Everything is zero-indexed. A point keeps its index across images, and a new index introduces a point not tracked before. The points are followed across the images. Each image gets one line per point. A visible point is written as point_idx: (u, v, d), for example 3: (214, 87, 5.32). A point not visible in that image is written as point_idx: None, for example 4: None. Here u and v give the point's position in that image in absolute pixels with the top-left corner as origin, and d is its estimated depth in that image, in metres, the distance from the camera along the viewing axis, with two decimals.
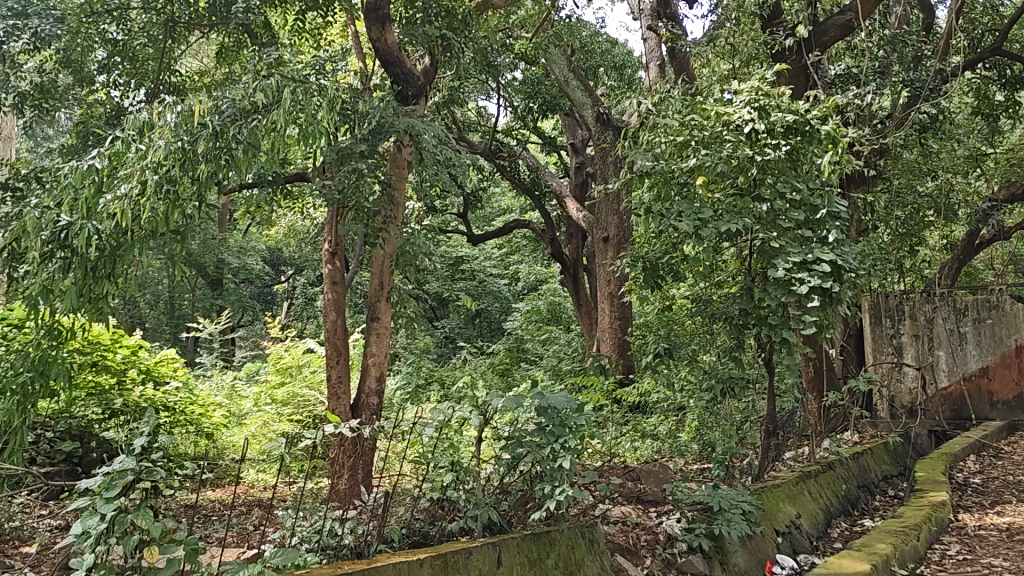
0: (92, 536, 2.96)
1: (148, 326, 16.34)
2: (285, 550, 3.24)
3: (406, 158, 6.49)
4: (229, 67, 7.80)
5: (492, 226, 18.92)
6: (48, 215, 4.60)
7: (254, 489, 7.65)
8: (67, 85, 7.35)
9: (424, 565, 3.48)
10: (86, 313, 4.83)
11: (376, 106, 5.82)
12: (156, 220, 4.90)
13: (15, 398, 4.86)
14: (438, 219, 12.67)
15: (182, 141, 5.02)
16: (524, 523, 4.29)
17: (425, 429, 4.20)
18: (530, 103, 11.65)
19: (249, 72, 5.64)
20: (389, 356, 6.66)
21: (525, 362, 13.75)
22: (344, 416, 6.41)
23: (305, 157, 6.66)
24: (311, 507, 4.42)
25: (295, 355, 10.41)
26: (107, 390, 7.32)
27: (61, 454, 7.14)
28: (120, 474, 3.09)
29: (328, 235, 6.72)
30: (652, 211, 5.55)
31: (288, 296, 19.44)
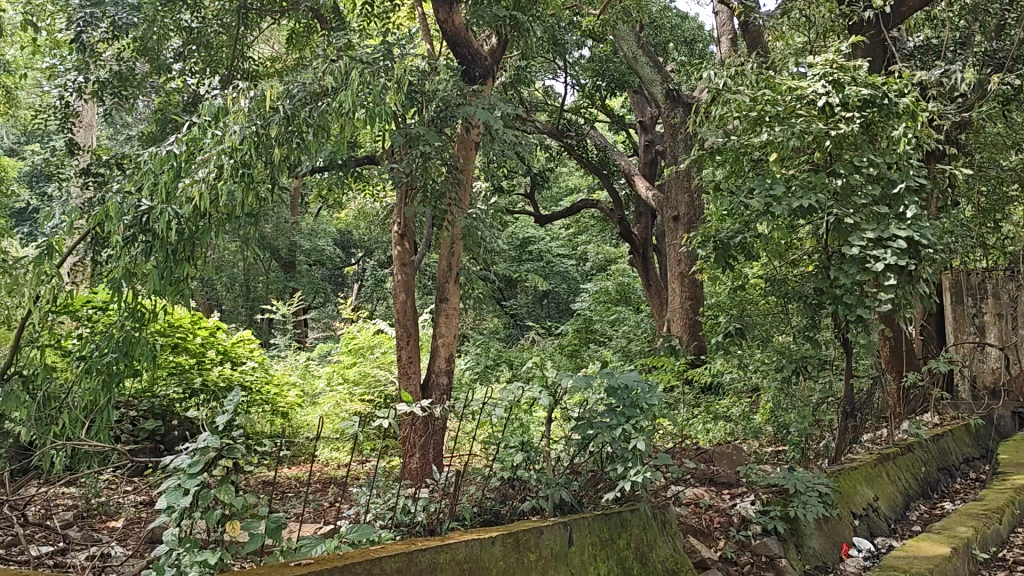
0: (177, 510, 3.08)
1: (224, 308, 16.82)
2: (360, 526, 3.36)
3: (474, 139, 6.45)
4: (300, 52, 7.90)
5: (560, 206, 18.85)
6: (130, 200, 4.76)
7: (328, 467, 7.80)
8: (144, 72, 7.53)
9: (496, 542, 3.51)
10: (168, 296, 4.98)
11: (443, 87, 5.82)
12: (232, 204, 5.01)
13: (101, 378, 5.06)
14: (505, 200, 12.69)
15: (256, 126, 5.10)
16: (595, 502, 4.29)
17: (495, 409, 4.23)
18: (598, 81, 11.54)
19: (319, 56, 5.71)
20: (458, 336, 6.68)
21: (594, 342, 13.68)
22: (415, 395, 6.47)
23: (375, 139, 6.71)
24: (386, 484, 4.50)
25: (367, 335, 10.51)
26: (187, 369, 7.65)
27: (144, 432, 7.51)
28: (204, 451, 3.19)
29: (396, 217, 6.76)
30: (724, 188, 5.49)
31: (359, 279, 19.68)
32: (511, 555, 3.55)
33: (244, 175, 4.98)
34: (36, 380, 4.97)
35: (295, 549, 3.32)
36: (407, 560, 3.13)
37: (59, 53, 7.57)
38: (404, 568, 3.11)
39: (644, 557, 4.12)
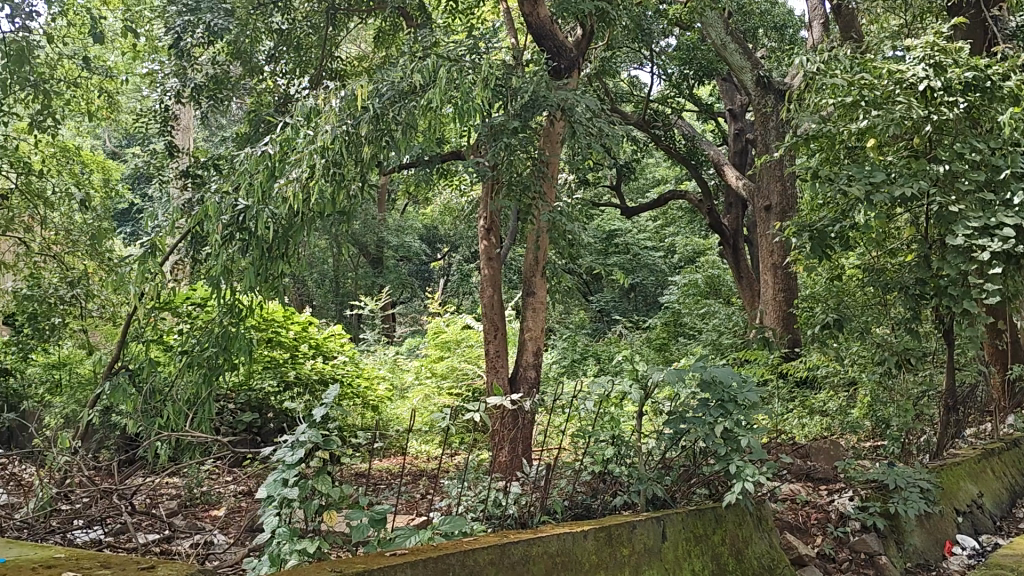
0: (277, 500, 3.18)
1: (315, 304, 17.28)
2: (453, 518, 3.42)
3: (560, 132, 6.46)
4: (387, 50, 8.00)
5: (647, 197, 18.54)
6: (227, 200, 4.99)
7: (419, 459, 7.91)
8: (239, 75, 7.74)
9: (588, 536, 3.50)
10: (264, 292, 5.25)
11: (529, 81, 5.80)
12: (325, 203, 5.13)
13: (202, 371, 5.32)
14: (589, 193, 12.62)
15: (347, 125, 5.18)
16: (688, 498, 4.27)
17: (586, 403, 4.22)
18: (685, 70, 11.37)
19: (406, 54, 5.75)
20: (546, 330, 6.66)
21: (683, 336, 13.51)
22: (503, 389, 6.49)
23: (461, 135, 6.76)
24: (476, 477, 4.55)
25: (455, 330, 10.60)
26: (281, 363, 7.96)
27: (242, 424, 7.74)
28: (301, 442, 3.27)
29: (483, 212, 6.79)
30: (820, 174, 5.35)
31: (445, 274, 19.83)
32: (604, 549, 3.54)
33: (335, 173, 5.09)
34: (141, 373, 5.30)
35: (390, 539, 3.38)
36: (500, 552, 3.14)
37: (158, 58, 7.84)
38: (498, 560, 3.12)
39: (740, 553, 4.09)
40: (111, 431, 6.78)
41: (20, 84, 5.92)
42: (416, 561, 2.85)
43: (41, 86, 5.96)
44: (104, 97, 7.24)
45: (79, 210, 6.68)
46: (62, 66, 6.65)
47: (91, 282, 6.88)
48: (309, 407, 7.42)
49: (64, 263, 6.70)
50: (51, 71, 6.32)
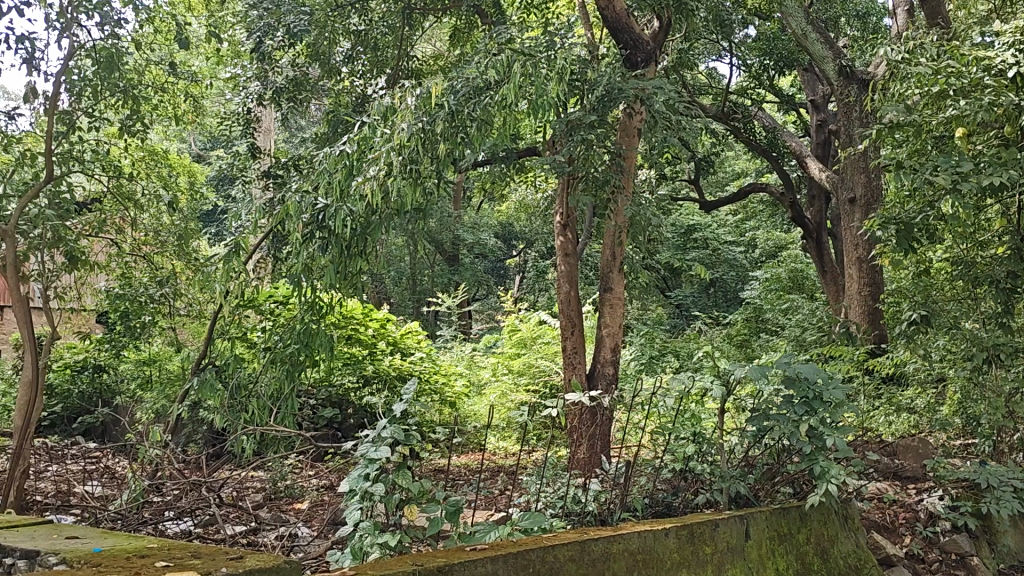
0: (358, 493, 3.25)
1: (393, 301, 17.64)
2: (532, 514, 3.40)
3: (637, 125, 6.33)
4: (462, 48, 8.04)
5: (727, 191, 18.15)
6: (307, 200, 5.17)
7: (498, 455, 7.94)
8: (317, 76, 7.89)
9: (670, 534, 3.45)
10: (345, 289, 5.36)
11: (604, 74, 5.74)
12: (402, 201, 5.18)
13: (285, 367, 5.47)
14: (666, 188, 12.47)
15: (423, 123, 5.19)
16: (772, 497, 4.21)
17: (666, 399, 4.19)
18: (766, 61, 11.12)
19: (480, 51, 5.68)
20: (624, 326, 6.53)
21: (765, 332, 13.27)
22: (579, 385, 6.43)
23: (537, 130, 6.73)
24: (554, 472, 4.56)
25: (531, 327, 10.53)
26: (360, 359, 8.20)
27: (324, 419, 7.94)
28: (383, 437, 3.32)
29: (559, 207, 6.77)
30: (906, 165, 5.17)
31: (521, 270, 19.91)
32: (686, 547, 3.50)
33: (411, 171, 5.15)
34: (228, 369, 5.58)
35: (470, 534, 3.42)
36: (581, 550, 3.12)
37: (240, 63, 8.04)
38: (578, 557, 3.10)
39: (825, 552, 4.09)
40: (199, 426, 7.02)
41: (110, 90, 6.13)
42: (497, 556, 2.85)
43: (129, 91, 6.17)
44: (189, 101, 7.45)
45: (167, 212, 6.91)
46: (149, 72, 6.84)
47: (177, 281, 7.10)
48: (387, 402, 7.54)
49: (153, 263, 6.95)
50: (140, 77, 6.54)
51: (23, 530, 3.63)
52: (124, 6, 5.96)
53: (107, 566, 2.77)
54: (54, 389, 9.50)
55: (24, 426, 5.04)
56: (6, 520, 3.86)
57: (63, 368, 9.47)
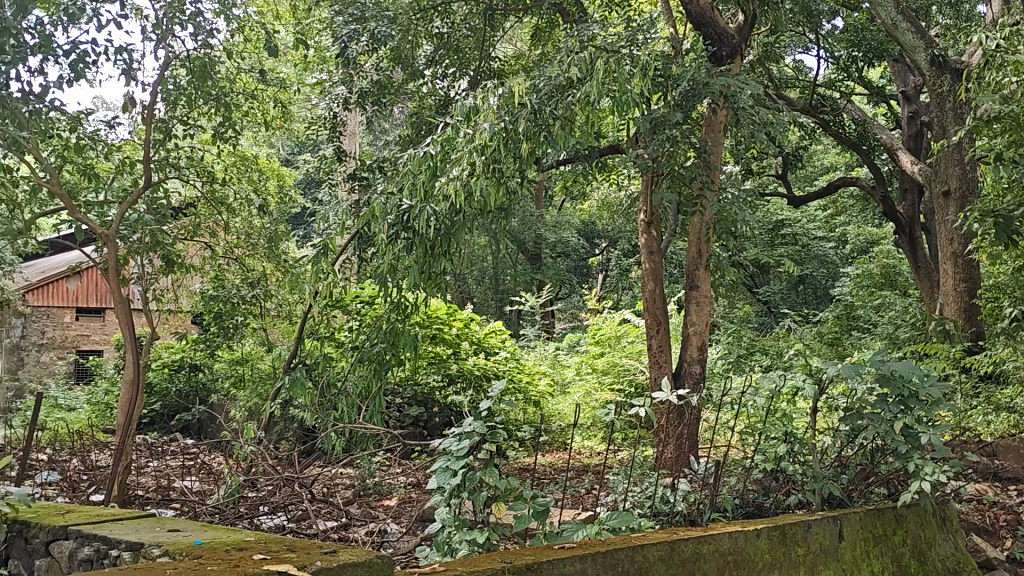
0: (447, 490, 3.32)
1: (476, 301, 17.84)
2: (620, 513, 3.38)
3: (722, 121, 6.29)
4: (544, 47, 8.05)
5: (815, 185, 17.69)
6: (392, 201, 5.26)
7: (583, 454, 7.93)
8: (400, 80, 7.99)
9: (762, 534, 3.39)
10: (429, 289, 5.42)
11: (688, 68, 5.67)
12: (485, 200, 5.20)
13: (372, 365, 5.60)
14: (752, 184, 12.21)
15: (505, 122, 5.19)
16: (865, 497, 4.10)
17: (757, 399, 4.11)
18: (854, 52, 10.74)
19: (562, 49, 5.65)
20: (711, 324, 6.42)
21: (857, 330, 12.93)
22: (665, 384, 6.36)
23: (619, 127, 6.69)
24: (642, 471, 4.53)
25: (614, 325, 10.33)
26: (445, 359, 8.42)
27: (410, 418, 8.30)
28: (469, 434, 3.35)
29: (643, 204, 6.71)
30: (1006, 157, 4.96)
31: (604, 269, 19.83)
32: (778, 548, 3.43)
33: (494, 170, 5.18)
34: (318, 368, 5.74)
35: (558, 532, 3.42)
36: (670, 550, 3.07)
37: (326, 68, 8.18)
38: (667, 557, 3.06)
39: (923, 555, 3.97)
40: (291, 423, 7.21)
41: (203, 98, 6.35)
42: (586, 555, 2.84)
43: (221, 99, 6.38)
44: (278, 107, 7.60)
45: (257, 216, 7.10)
46: (241, 80, 7.02)
47: (268, 283, 7.31)
48: (473, 401, 7.64)
49: (245, 265, 7.15)
50: (231, 85, 6.72)
51: (128, 523, 3.77)
52: (216, 16, 6.16)
53: (208, 558, 2.85)
54: (154, 387, 9.85)
55: (127, 423, 5.24)
56: (113, 512, 4.03)
57: (163, 367, 9.84)
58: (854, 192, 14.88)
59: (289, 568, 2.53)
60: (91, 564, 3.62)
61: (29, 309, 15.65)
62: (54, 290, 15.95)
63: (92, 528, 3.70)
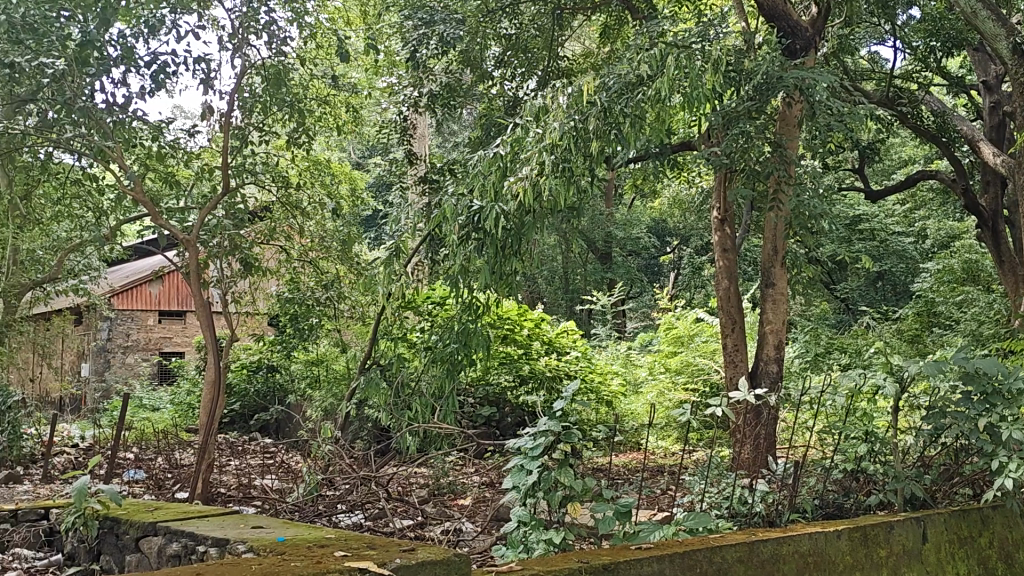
0: (521, 490, 3.32)
1: (546, 301, 17.89)
2: (696, 514, 3.34)
3: (796, 115, 6.25)
4: (613, 45, 8.02)
5: (893, 179, 17.19)
6: (463, 202, 5.31)
7: (657, 455, 7.89)
8: (469, 82, 8.02)
9: (843, 536, 3.31)
10: (501, 289, 5.46)
11: (762, 62, 5.59)
12: (556, 199, 5.19)
13: (446, 365, 5.66)
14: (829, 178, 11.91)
15: (575, 121, 5.18)
16: (950, 498, 4.00)
17: (836, 398, 4.01)
18: (932, 42, 10.36)
19: (631, 47, 5.60)
20: (788, 323, 6.31)
21: (938, 327, 12.57)
22: (742, 384, 6.27)
23: (690, 123, 6.63)
24: (719, 471, 4.48)
25: (687, 325, 10.11)
26: (516, 359, 8.57)
27: (482, 418, 8.39)
28: (543, 434, 3.34)
29: (716, 202, 6.65)
30: None
31: (675, 267, 19.63)
32: (860, 550, 3.36)
33: (565, 169, 5.17)
34: (393, 367, 5.85)
35: (634, 533, 3.39)
36: (748, 552, 3.02)
37: (396, 72, 8.30)
38: (745, 559, 3.02)
39: (1009, 558, 3.86)
40: (366, 423, 7.32)
41: (278, 105, 6.49)
42: (664, 556, 2.82)
43: (296, 105, 6.51)
44: (350, 112, 7.70)
45: (331, 219, 7.24)
46: (313, 86, 7.13)
47: (341, 284, 7.33)
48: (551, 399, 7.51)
49: (319, 267, 7.21)
50: (304, 91, 6.83)
51: (212, 520, 3.87)
52: (290, 24, 6.30)
53: (291, 555, 2.90)
54: (233, 388, 10.12)
55: (209, 423, 5.39)
56: (196, 510, 4.14)
57: (242, 369, 10.10)
58: (933, 185, 14.39)
59: (369, 566, 2.55)
60: (179, 560, 3.74)
61: (115, 313, 16.18)
62: (136, 294, 16.50)
63: (179, 524, 3.82)
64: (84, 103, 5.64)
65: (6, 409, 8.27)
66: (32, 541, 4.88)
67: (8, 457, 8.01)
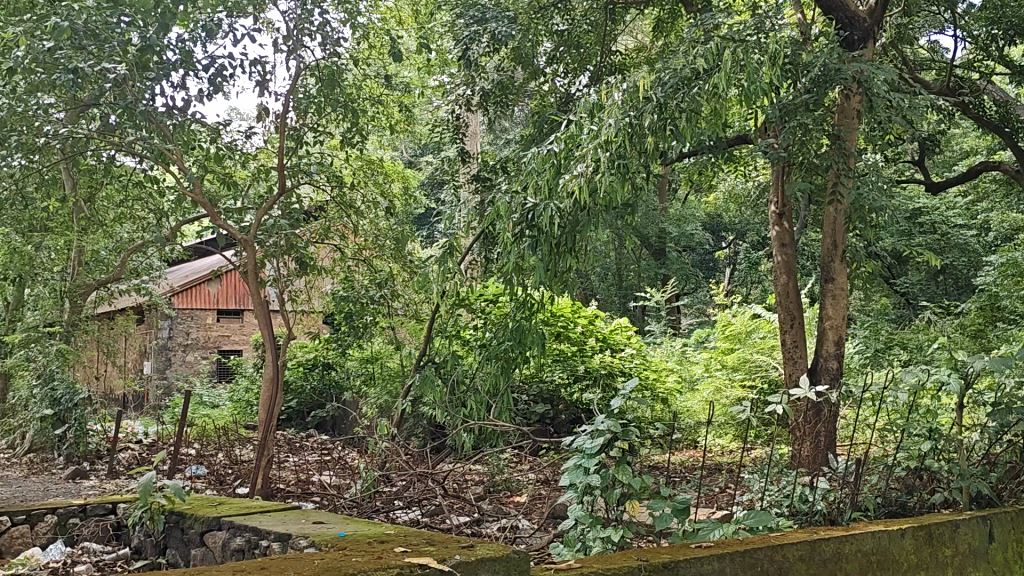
0: (579, 487, 3.31)
1: (600, 298, 17.85)
2: (757, 512, 3.29)
3: (855, 107, 6.12)
4: (667, 38, 7.98)
5: (954, 170, 16.75)
6: (516, 200, 5.32)
7: (713, 452, 7.82)
8: (522, 80, 8.04)
9: (907, 535, 3.25)
10: (555, 287, 5.46)
11: (819, 54, 5.47)
12: (611, 195, 5.15)
13: (501, 362, 5.67)
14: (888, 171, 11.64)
15: (630, 117, 5.13)
16: (1017, 497, 3.90)
17: (899, 395, 3.93)
18: (994, 30, 10.01)
19: (686, 41, 5.53)
20: (848, 318, 6.20)
21: (1003, 322, 12.22)
22: (801, 381, 6.18)
23: (747, 117, 6.54)
24: (779, 469, 4.42)
25: (744, 321, 10.00)
26: (570, 357, 8.63)
27: (536, 415, 8.42)
28: (601, 432, 3.32)
29: (774, 196, 6.57)
30: None
31: (731, 263, 19.42)
32: (924, 549, 3.30)
33: (620, 165, 5.11)
34: (449, 365, 5.88)
35: (693, 532, 3.35)
36: (811, 550, 2.97)
37: (449, 70, 8.34)
38: (808, 557, 2.97)
39: None
40: (421, 420, 7.36)
41: (333, 105, 6.56)
42: (724, 554, 2.78)
43: (348, 105, 6.59)
44: (403, 111, 7.73)
45: (384, 218, 7.29)
46: (367, 86, 7.18)
47: (395, 283, 7.50)
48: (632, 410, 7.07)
49: (372, 266, 7.33)
50: (358, 91, 6.88)
51: (274, 515, 3.93)
52: (343, 25, 6.35)
53: (352, 551, 2.93)
54: (290, 385, 10.26)
55: (268, 419, 5.47)
56: (257, 505, 4.20)
57: (299, 366, 10.25)
58: (996, 176, 13.91)
59: (428, 561, 2.54)
60: (242, 555, 3.80)
61: (176, 311, 16.54)
62: (196, 293, 16.83)
63: (242, 519, 3.89)
64: (145, 106, 5.81)
65: (74, 405, 8.60)
66: (100, 535, 5.01)
67: (75, 452, 8.38)
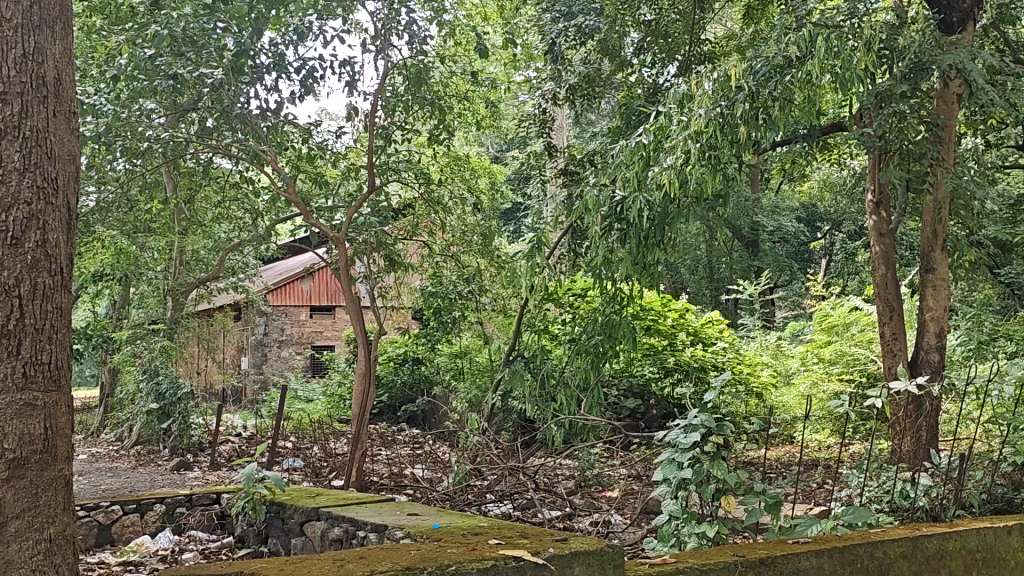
0: (672, 481, 3.26)
1: (690, 291, 17.63)
2: (856, 508, 3.20)
3: (956, 92, 5.84)
4: (759, 25, 7.75)
5: None
6: (605, 193, 5.38)
7: (810, 448, 7.66)
8: (608, 71, 8.03)
9: (1014, 532, 3.13)
10: (643, 280, 5.43)
11: (918, 39, 5.28)
12: (700, 187, 5.05)
13: (591, 356, 5.68)
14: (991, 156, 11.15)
15: (720, 108, 5.04)
16: None
17: (1006, 389, 3.77)
18: None
19: (777, 28, 5.39)
20: (951, 309, 5.97)
21: None
22: (901, 374, 5.99)
23: (841, 103, 6.35)
24: (878, 465, 4.32)
25: (841, 313, 9.72)
26: (660, 350, 8.55)
27: (627, 409, 8.38)
28: (694, 426, 3.28)
29: (871, 184, 6.38)
30: None
31: (826, 253, 18.91)
32: None
33: (711, 157, 4.97)
34: (540, 359, 5.91)
35: (790, 527, 3.26)
36: (914, 547, 2.87)
37: (535, 65, 8.39)
38: (911, 555, 2.87)
39: None
40: (511, 414, 7.41)
41: (420, 103, 6.63)
42: (823, 550, 2.71)
43: (436, 104, 6.62)
44: (490, 107, 7.76)
45: (472, 214, 7.32)
46: (453, 83, 7.22)
47: (482, 278, 7.58)
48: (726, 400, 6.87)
49: (461, 261, 7.37)
50: (445, 88, 6.98)
51: (370, 506, 4.01)
52: (430, 23, 6.42)
53: (447, 542, 2.95)
54: (382, 380, 10.44)
55: (362, 413, 5.58)
56: (352, 497, 4.28)
57: (389, 361, 10.42)
58: None
59: (523, 554, 2.53)
60: (340, 544, 3.89)
61: (271, 309, 16.98)
62: (291, 291, 17.25)
63: (340, 510, 3.98)
64: (241, 109, 6.03)
65: (178, 399, 8.93)
66: (206, 523, 5.22)
67: (180, 445, 8.69)
